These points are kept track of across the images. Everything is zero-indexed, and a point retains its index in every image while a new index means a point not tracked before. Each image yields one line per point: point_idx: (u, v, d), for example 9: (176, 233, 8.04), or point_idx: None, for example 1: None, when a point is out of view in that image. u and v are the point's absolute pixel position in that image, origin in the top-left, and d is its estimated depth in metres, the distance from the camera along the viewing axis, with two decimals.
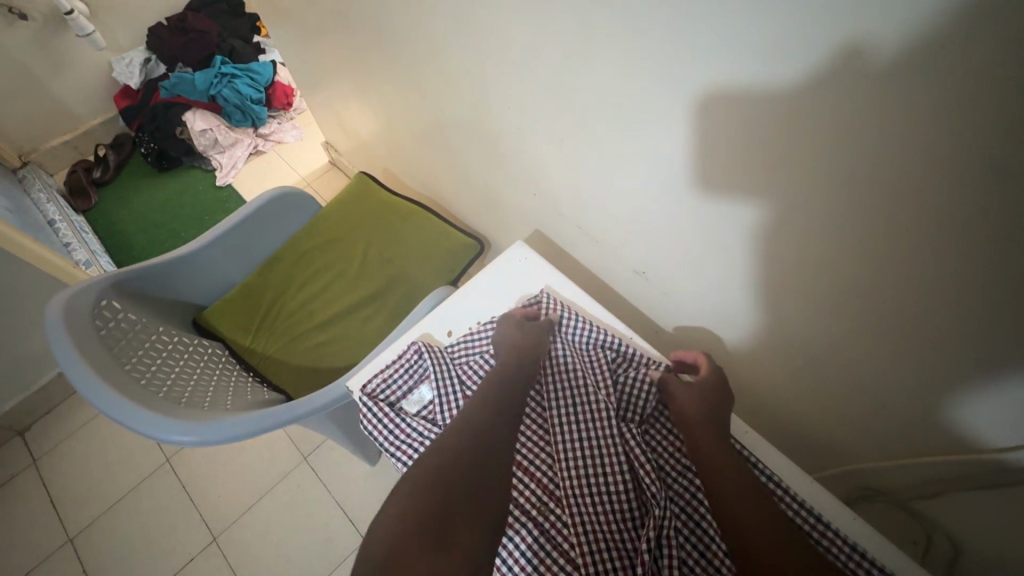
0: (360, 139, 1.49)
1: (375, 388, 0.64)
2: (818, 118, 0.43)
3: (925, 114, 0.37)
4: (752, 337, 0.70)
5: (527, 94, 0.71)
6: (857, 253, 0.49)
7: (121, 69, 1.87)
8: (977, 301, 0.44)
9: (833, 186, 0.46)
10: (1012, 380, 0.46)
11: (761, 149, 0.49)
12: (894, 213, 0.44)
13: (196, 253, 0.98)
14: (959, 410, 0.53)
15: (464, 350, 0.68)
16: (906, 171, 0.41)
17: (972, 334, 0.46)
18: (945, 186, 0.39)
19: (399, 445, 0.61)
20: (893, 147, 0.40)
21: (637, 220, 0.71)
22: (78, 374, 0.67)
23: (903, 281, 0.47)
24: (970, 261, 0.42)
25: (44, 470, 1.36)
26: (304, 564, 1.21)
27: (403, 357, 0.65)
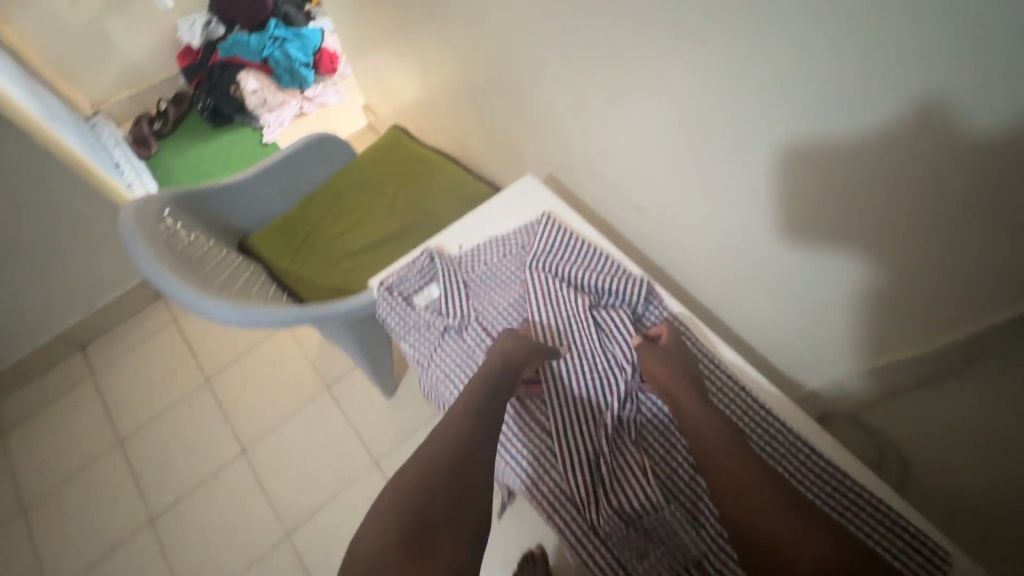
0: (398, 98, 1.59)
1: (391, 282, 0.73)
2: (788, 27, 0.49)
3: (869, 17, 0.44)
4: (732, 266, 0.74)
5: (545, 41, 0.79)
6: (818, 172, 0.56)
7: (185, 30, 2.00)
8: (918, 193, 0.49)
9: (798, 105, 0.53)
10: (951, 271, 0.50)
11: (742, 63, 0.55)
12: (847, 127, 0.50)
13: (245, 182, 1.11)
14: (911, 314, 0.56)
15: (470, 258, 0.76)
16: (856, 87, 0.48)
17: (917, 229, 0.50)
18: (884, 96, 0.46)
19: (408, 330, 0.71)
20: (844, 62, 0.47)
21: (636, 157, 0.78)
22: (144, 260, 0.80)
23: (855, 187, 0.53)
24: (912, 155, 0.47)
25: (100, 381, 1.52)
26: (321, 479, 1.33)
27: (416, 259, 0.75)
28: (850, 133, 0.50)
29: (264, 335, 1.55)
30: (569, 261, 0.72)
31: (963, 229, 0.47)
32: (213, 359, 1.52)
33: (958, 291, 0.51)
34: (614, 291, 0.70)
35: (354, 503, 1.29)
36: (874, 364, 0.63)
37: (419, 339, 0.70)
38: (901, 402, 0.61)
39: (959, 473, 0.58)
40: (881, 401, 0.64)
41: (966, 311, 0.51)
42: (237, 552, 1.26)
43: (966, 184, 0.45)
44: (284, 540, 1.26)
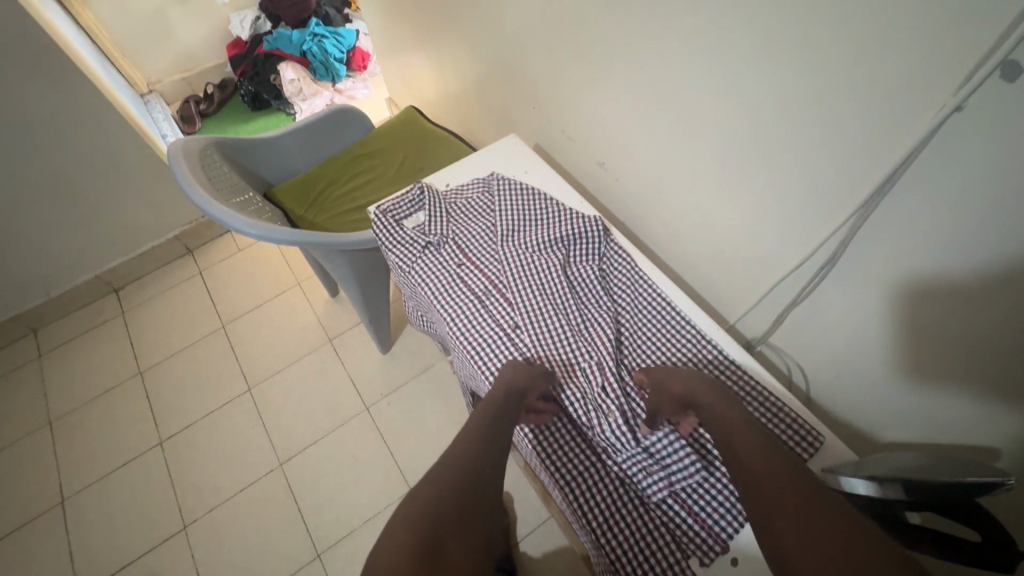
0: (418, 88, 1.77)
1: (387, 208, 0.88)
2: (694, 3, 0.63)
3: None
4: (670, 221, 0.87)
5: (532, 22, 0.94)
6: (724, 119, 0.68)
7: (236, 23, 2.24)
8: (785, 134, 0.62)
9: (705, 62, 0.66)
10: (810, 198, 0.63)
11: (667, 35, 0.69)
12: (737, 77, 0.63)
13: (274, 140, 1.27)
14: (791, 242, 0.69)
15: (455, 195, 0.91)
16: (744, 44, 0.60)
17: (791, 165, 0.63)
18: (760, 49, 0.59)
19: (394, 245, 0.85)
20: (733, 23, 0.60)
21: (601, 126, 0.91)
22: (187, 183, 0.95)
23: (745, 133, 0.66)
24: (778, 103, 0.60)
25: (129, 321, 1.68)
26: (316, 419, 1.46)
27: (409, 191, 0.89)
28: (741, 82, 0.63)
29: (278, 291, 1.70)
30: (539, 202, 0.85)
31: (817, 159, 0.60)
32: (230, 309, 1.68)
33: (818, 216, 0.64)
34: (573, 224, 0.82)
35: (343, 441, 1.41)
36: (769, 287, 0.76)
37: (402, 252, 0.84)
38: (792, 312, 0.75)
39: (851, 379, 0.72)
40: (792, 327, 0.77)
41: (820, 233, 0.64)
42: (235, 475, 1.38)
43: (814, 122, 0.58)
44: (277, 468, 1.38)
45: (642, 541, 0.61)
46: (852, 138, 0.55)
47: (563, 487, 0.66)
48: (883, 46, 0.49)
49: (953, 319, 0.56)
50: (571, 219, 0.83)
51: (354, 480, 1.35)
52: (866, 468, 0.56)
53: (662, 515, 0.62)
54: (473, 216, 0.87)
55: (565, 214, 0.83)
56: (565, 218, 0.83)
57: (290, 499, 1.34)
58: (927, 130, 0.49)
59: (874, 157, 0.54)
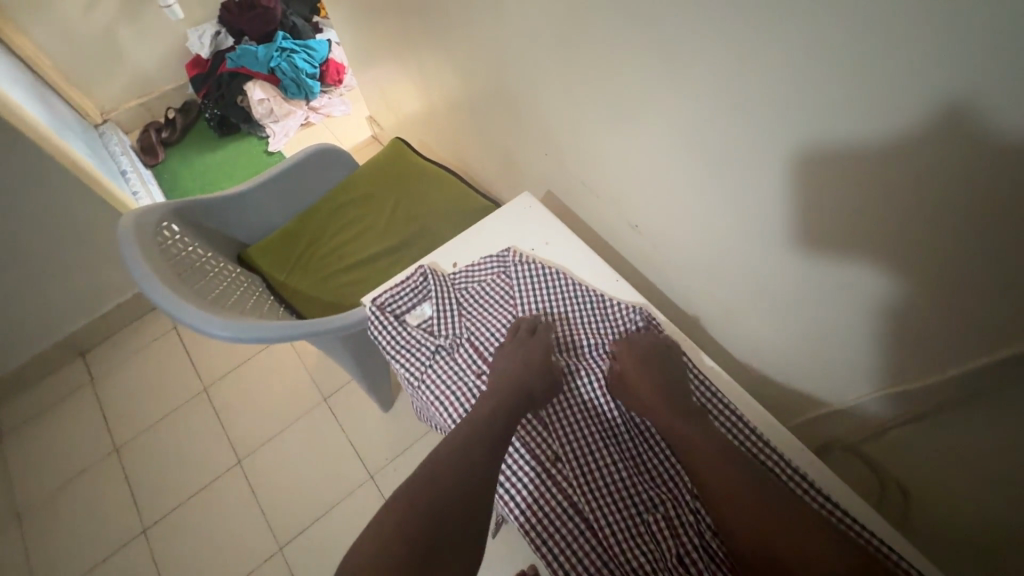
0: (401, 111, 1.60)
1: (384, 301, 0.75)
2: (786, 66, 0.50)
3: (862, 57, 0.44)
4: (732, 288, 0.76)
5: (545, 60, 0.79)
6: (822, 195, 0.56)
7: (193, 40, 2.03)
8: (913, 227, 0.50)
9: (800, 129, 0.53)
10: (946, 304, 0.51)
11: (742, 98, 0.56)
12: (848, 156, 0.50)
13: (245, 195, 1.11)
14: (909, 340, 0.57)
15: (465, 278, 0.79)
16: (861, 116, 0.47)
17: (917, 265, 0.52)
18: (887, 124, 0.46)
19: (398, 348, 0.72)
20: (847, 89, 0.47)
21: (638, 182, 0.78)
22: (143, 274, 0.79)
23: (853, 218, 0.54)
24: (908, 193, 0.48)
25: (99, 389, 1.52)
26: (317, 492, 1.32)
27: (410, 278, 0.76)
28: (852, 158, 0.50)
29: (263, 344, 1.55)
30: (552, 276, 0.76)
31: (962, 265, 0.48)
32: (212, 368, 1.52)
33: (953, 321, 0.52)
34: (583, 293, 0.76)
35: (348, 517, 1.28)
36: (873, 391, 0.65)
37: (406, 359, 0.72)
38: (897, 428, 0.64)
39: (969, 503, 0.60)
40: (894, 431, 0.65)
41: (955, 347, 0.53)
42: (232, 563, 1.25)
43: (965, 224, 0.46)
44: (278, 553, 1.25)
45: None
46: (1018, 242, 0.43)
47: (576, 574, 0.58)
48: None
49: None
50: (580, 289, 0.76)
51: None
52: None
53: None
54: (487, 307, 0.76)
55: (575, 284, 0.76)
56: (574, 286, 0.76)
57: None
58: None
59: None
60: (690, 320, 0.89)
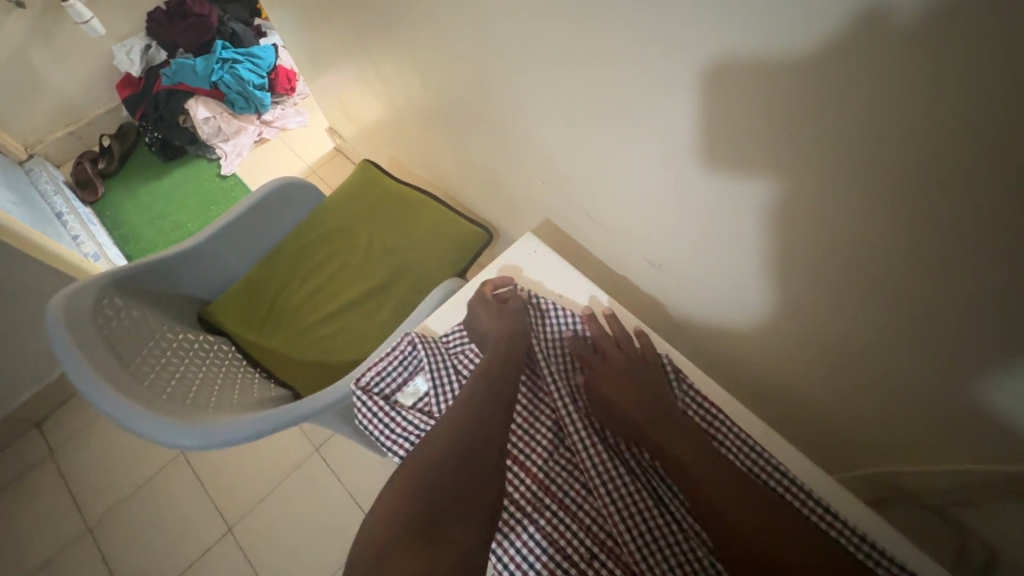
0: (365, 125, 1.46)
1: (369, 381, 0.68)
2: (856, 106, 0.40)
3: (971, 102, 0.35)
4: (769, 328, 0.67)
5: (538, 82, 0.68)
6: (885, 246, 0.47)
7: (121, 57, 1.83)
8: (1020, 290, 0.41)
9: (860, 174, 0.44)
10: None
11: (795, 137, 0.46)
12: (937, 209, 0.41)
13: (199, 247, 0.97)
14: (1000, 401, 0.49)
15: (460, 342, 0.71)
16: (959, 169, 0.38)
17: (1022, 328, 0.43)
18: (996, 180, 0.37)
19: (396, 437, 0.64)
20: (928, 133, 0.38)
21: (655, 214, 0.68)
22: (80, 376, 0.65)
23: (937, 276, 0.45)
24: (1017, 256, 0.39)
25: (62, 462, 1.37)
26: (319, 554, 1.22)
27: (397, 349, 0.69)
28: (927, 209, 0.42)
29: None
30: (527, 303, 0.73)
31: None
32: None
33: None
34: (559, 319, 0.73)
35: None
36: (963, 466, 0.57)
37: (402, 448, 0.63)
38: (989, 503, 0.56)
39: None
40: (982, 506, 0.57)
41: None
42: None
43: None
44: None
45: None
46: None
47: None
48: None
49: None
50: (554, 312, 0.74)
51: None
52: None
53: None
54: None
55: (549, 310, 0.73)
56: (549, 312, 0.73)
57: None
58: None
59: None
60: (714, 354, 0.81)
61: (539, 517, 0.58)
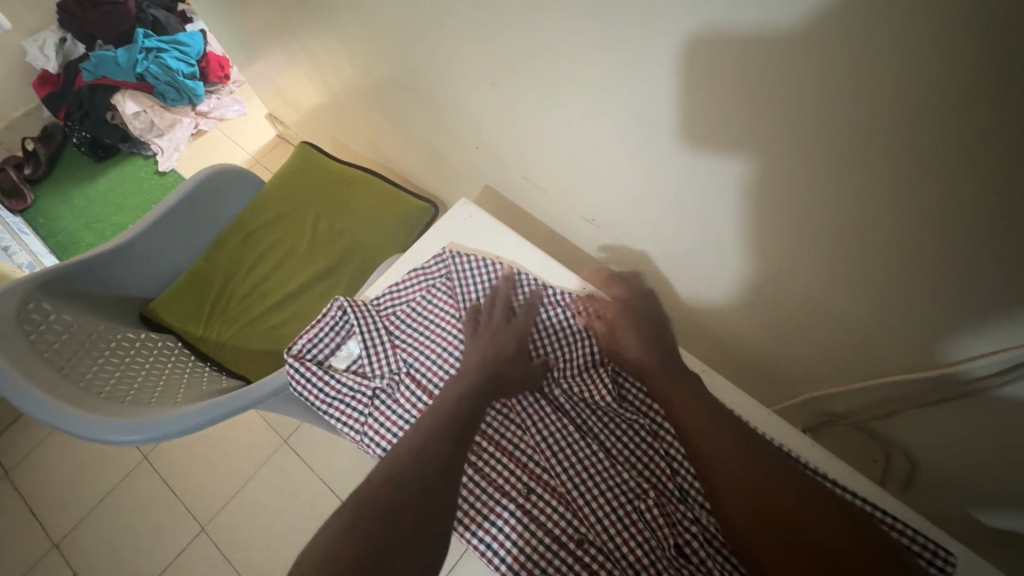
0: (303, 108, 1.42)
1: (301, 349, 0.69)
2: (749, 38, 0.42)
3: (846, 26, 0.36)
4: (704, 272, 0.69)
5: (459, 41, 0.67)
6: (792, 177, 0.49)
7: (34, 52, 1.71)
8: (908, 207, 0.44)
9: (761, 106, 0.45)
10: (948, 282, 0.47)
11: (701, 75, 0.47)
12: (833, 135, 0.43)
13: (132, 244, 0.93)
14: (907, 318, 0.53)
15: (390, 302, 0.72)
16: (848, 93, 0.40)
17: (916, 246, 0.46)
18: (879, 101, 0.39)
19: (332, 402, 0.66)
20: (827, 57, 0.39)
21: (586, 167, 0.69)
22: (6, 384, 0.63)
23: (843, 202, 0.48)
24: (904, 174, 0.42)
25: (18, 481, 1.33)
26: (296, 542, 1.22)
27: (327, 314, 0.69)
28: (823, 134, 0.44)
29: None
30: (466, 261, 0.71)
31: (966, 245, 0.43)
32: None
33: (957, 297, 0.47)
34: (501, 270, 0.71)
35: None
36: (877, 381, 0.60)
37: (341, 410, 0.66)
38: (904, 414, 0.60)
39: (973, 476, 0.59)
40: (899, 419, 0.61)
41: (959, 324, 0.49)
42: None
43: (970, 205, 0.40)
44: None
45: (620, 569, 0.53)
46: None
47: (529, 528, 0.55)
48: None
49: None
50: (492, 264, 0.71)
51: None
52: None
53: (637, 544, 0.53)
54: (423, 331, 0.70)
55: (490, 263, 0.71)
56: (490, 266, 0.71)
57: None
58: None
59: None
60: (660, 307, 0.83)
61: (487, 463, 0.59)
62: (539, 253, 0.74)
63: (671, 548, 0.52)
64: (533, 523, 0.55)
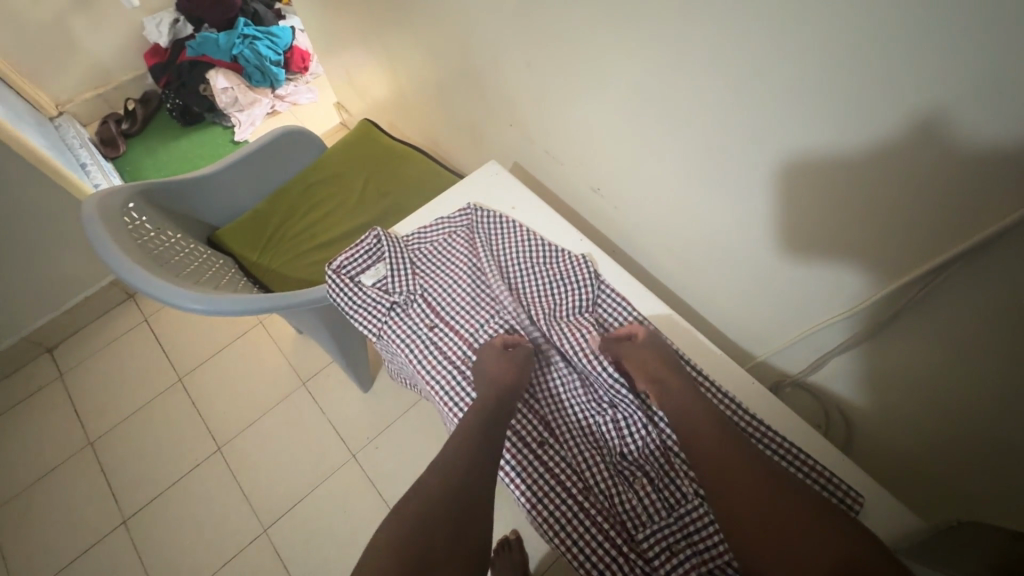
0: (369, 96, 1.61)
1: (340, 264, 0.80)
2: (713, 24, 0.55)
3: (776, 12, 0.50)
4: (686, 243, 0.81)
5: (506, 31, 0.82)
6: (745, 146, 0.62)
7: (151, 28, 1.99)
8: (827, 169, 0.56)
9: (721, 82, 0.59)
10: (859, 238, 0.58)
11: (681, 60, 0.61)
12: (773, 106, 0.56)
13: (212, 176, 1.11)
14: (831, 277, 0.63)
15: (418, 240, 0.84)
16: (780, 72, 0.53)
17: (828, 205, 0.58)
18: (801, 76, 0.52)
19: (357, 309, 0.77)
20: (776, 44, 0.52)
21: (600, 144, 0.81)
22: (105, 249, 0.79)
23: (782, 166, 0.60)
24: (820, 138, 0.54)
25: (69, 383, 1.49)
26: (299, 473, 1.33)
27: (364, 241, 0.81)
28: (764, 105, 0.57)
29: (239, 331, 1.55)
30: (487, 215, 0.83)
31: (864, 200, 0.55)
32: (186, 358, 1.51)
33: (866, 253, 0.58)
34: (522, 239, 0.81)
35: (331, 497, 1.29)
36: (809, 330, 0.71)
37: (366, 318, 0.77)
38: (835, 364, 0.70)
39: (888, 426, 0.68)
40: (832, 369, 0.71)
41: (869, 281, 0.60)
42: (216, 548, 1.25)
43: (863, 162, 0.52)
44: (262, 535, 1.26)
45: (632, 511, 0.61)
46: (923, 177, 0.49)
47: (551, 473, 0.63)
48: (940, 84, 0.43)
49: (1010, 362, 0.52)
50: (511, 225, 0.82)
51: (350, 536, 1.25)
52: (931, 558, 0.52)
53: (642, 489, 0.61)
54: (440, 264, 0.81)
55: (507, 222, 0.83)
56: (508, 225, 0.83)
57: (279, 567, 1.22)
58: (986, 175, 0.45)
59: (955, 199, 0.48)
60: (653, 282, 0.94)
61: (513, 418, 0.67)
62: (547, 213, 0.86)
63: (673, 494, 0.61)
64: (551, 469, 0.63)
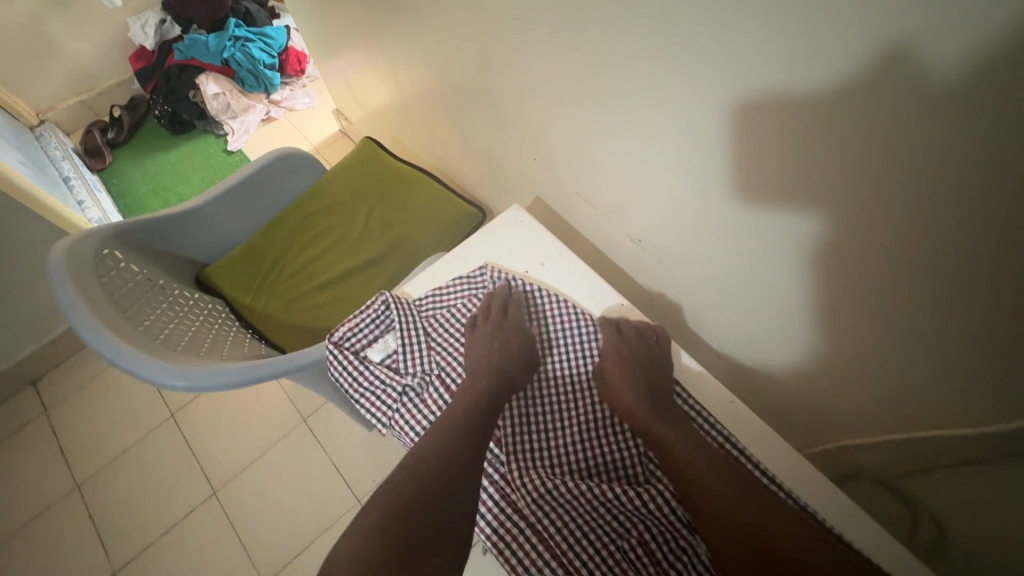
0: (371, 107, 1.49)
1: (341, 336, 0.70)
2: (800, 82, 0.43)
3: (890, 80, 0.38)
4: (740, 307, 0.70)
5: (531, 58, 0.71)
6: (829, 225, 0.50)
7: (136, 29, 1.86)
8: (953, 271, 0.44)
9: (802, 152, 0.47)
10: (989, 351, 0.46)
11: (752, 119, 0.49)
12: (873, 187, 0.44)
13: (198, 210, 1.00)
14: (950, 383, 0.52)
15: (433, 304, 0.73)
16: (887, 151, 0.41)
17: (947, 308, 0.47)
18: (919, 159, 0.40)
19: (362, 391, 0.67)
20: (873, 112, 0.40)
21: (641, 191, 0.70)
22: (75, 311, 0.69)
23: (879, 256, 0.48)
24: (940, 234, 0.43)
25: (55, 420, 1.40)
26: (301, 521, 1.24)
27: (370, 307, 0.70)
28: (861, 184, 0.45)
29: None
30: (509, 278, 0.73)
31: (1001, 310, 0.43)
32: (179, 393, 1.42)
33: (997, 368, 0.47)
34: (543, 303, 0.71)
35: None
36: (912, 432, 0.59)
37: (372, 402, 0.67)
38: (935, 472, 0.59)
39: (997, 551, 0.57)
40: (931, 478, 0.60)
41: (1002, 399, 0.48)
42: None
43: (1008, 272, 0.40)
44: None
45: None
46: None
47: None
48: None
49: None
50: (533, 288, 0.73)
51: None
52: None
53: None
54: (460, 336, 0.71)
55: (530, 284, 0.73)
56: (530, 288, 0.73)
57: None
58: None
59: None
60: (694, 337, 0.83)
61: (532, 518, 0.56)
62: (581, 269, 0.75)
63: None
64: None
